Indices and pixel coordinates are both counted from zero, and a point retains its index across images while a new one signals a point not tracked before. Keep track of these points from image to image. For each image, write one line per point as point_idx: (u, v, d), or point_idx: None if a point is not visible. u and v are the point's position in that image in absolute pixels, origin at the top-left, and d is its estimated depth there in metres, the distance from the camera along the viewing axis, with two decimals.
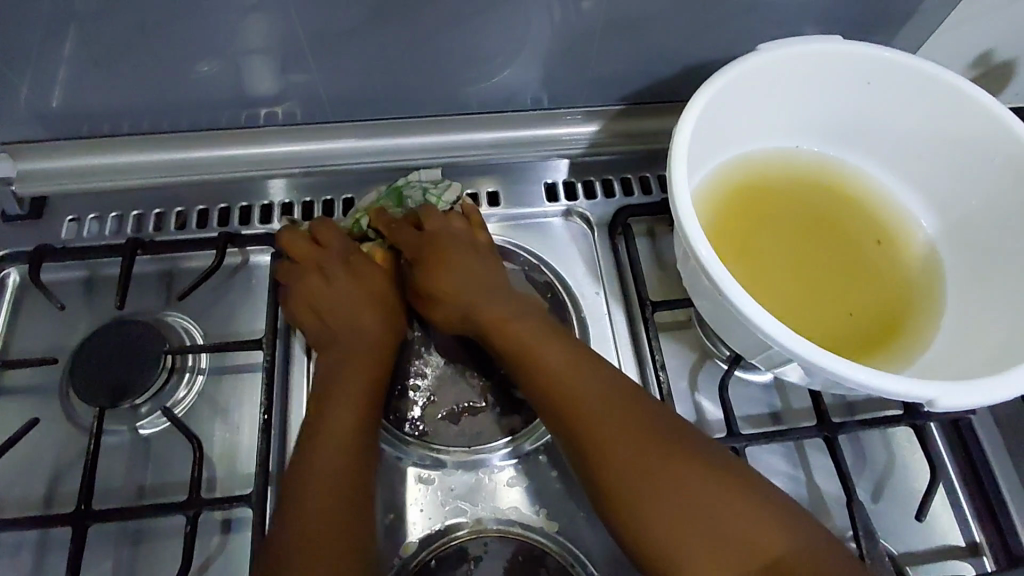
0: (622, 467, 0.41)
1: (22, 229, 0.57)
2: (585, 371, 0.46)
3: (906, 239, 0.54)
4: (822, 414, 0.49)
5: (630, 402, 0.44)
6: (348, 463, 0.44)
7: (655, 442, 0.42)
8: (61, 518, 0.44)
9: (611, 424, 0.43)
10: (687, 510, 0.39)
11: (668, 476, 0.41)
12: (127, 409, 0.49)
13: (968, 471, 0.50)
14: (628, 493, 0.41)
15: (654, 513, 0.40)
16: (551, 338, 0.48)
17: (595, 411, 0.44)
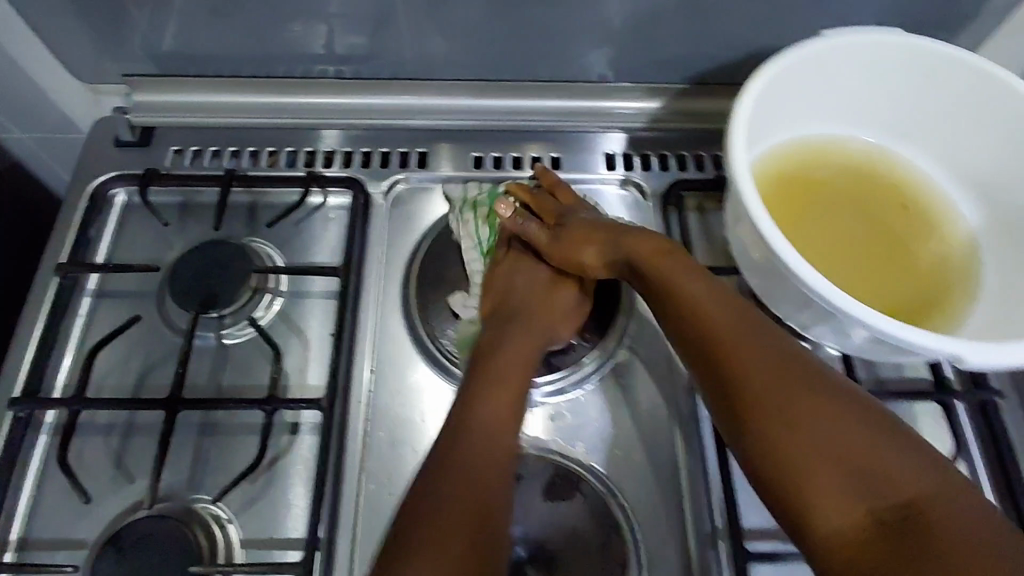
0: (788, 409, 0.39)
1: (131, 153, 0.63)
2: (726, 310, 0.44)
3: (950, 221, 0.56)
4: (854, 382, 0.52)
5: (796, 367, 0.41)
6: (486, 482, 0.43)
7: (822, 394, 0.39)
8: (156, 403, 0.49)
9: (754, 364, 0.41)
10: (835, 446, 0.37)
11: (810, 421, 0.38)
12: (213, 318, 0.55)
13: (991, 453, 0.53)
14: (782, 432, 0.38)
15: (795, 452, 0.38)
16: (719, 301, 0.44)
17: (748, 353, 0.41)
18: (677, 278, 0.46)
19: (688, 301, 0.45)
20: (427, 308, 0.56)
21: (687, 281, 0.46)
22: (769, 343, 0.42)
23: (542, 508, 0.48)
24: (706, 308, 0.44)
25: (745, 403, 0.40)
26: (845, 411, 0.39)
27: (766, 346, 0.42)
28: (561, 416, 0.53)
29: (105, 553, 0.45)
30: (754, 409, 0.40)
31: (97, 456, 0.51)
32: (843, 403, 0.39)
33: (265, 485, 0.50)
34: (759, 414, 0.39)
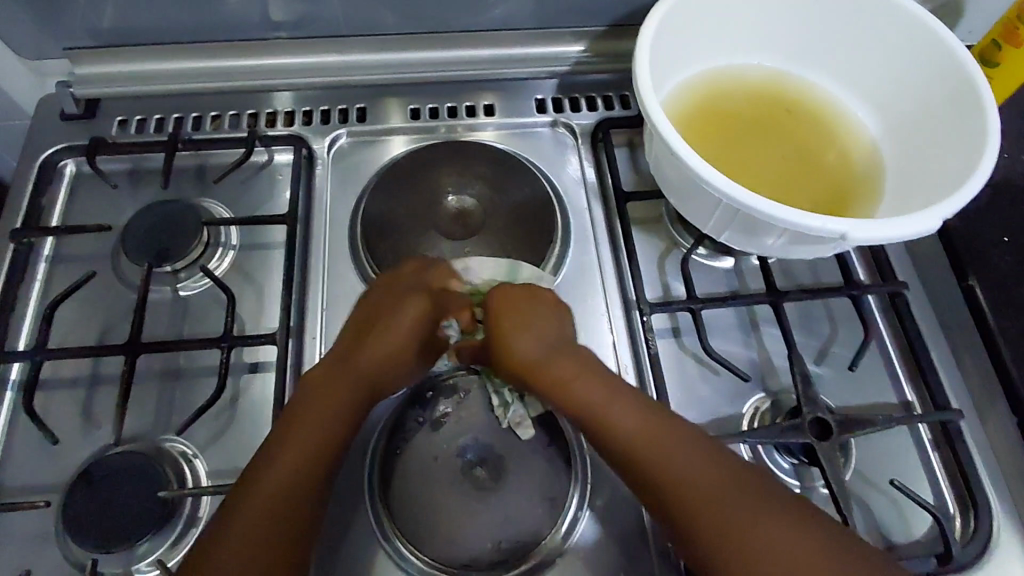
0: (725, 524, 0.40)
1: (78, 125, 0.65)
2: (618, 403, 0.45)
3: (851, 134, 0.61)
4: (771, 284, 0.57)
5: (715, 464, 0.42)
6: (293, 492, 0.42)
7: (765, 499, 0.41)
8: (116, 349, 0.52)
9: (681, 474, 0.42)
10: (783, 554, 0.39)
11: (779, 532, 0.40)
12: (168, 272, 0.57)
13: (901, 340, 0.58)
14: (726, 531, 0.40)
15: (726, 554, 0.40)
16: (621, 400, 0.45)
17: (654, 455, 0.43)
18: (590, 390, 0.45)
19: (595, 404, 0.45)
20: (374, 244, 0.58)
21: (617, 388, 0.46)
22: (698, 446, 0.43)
23: (490, 416, 0.51)
24: (607, 413, 0.45)
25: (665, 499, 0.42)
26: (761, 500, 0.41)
27: (673, 448, 0.43)
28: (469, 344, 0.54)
29: (76, 488, 0.47)
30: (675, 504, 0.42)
31: (64, 406, 0.54)
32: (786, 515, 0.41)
33: (228, 420, 0.53)
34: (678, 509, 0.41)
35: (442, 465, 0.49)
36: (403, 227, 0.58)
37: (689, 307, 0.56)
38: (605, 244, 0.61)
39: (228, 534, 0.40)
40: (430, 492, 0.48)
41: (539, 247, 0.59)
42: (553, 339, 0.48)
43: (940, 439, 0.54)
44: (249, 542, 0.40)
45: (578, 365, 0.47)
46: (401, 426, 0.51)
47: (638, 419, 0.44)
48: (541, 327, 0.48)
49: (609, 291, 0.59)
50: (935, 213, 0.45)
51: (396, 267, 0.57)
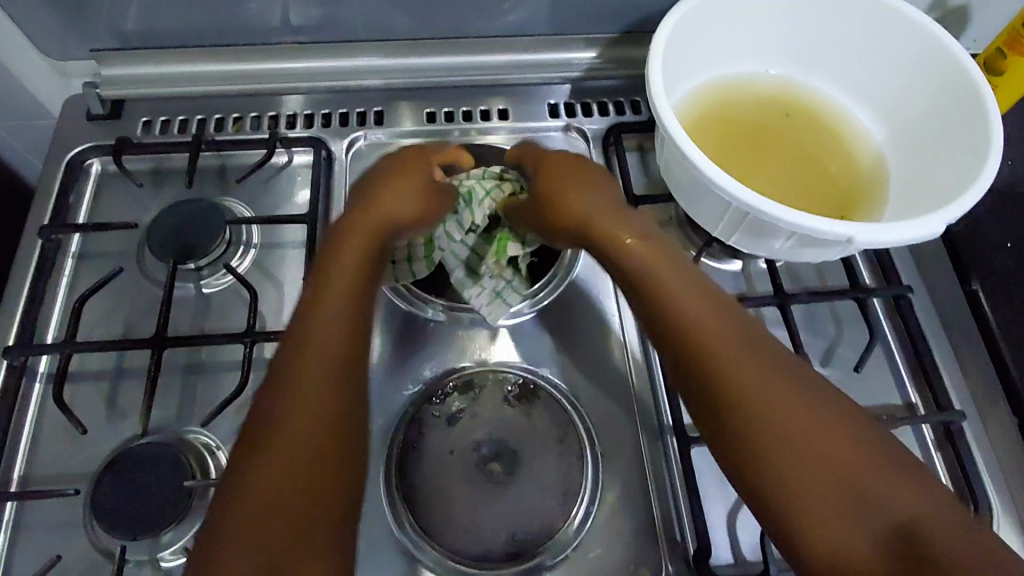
0: (789, 437, 0.39)
1: (104, 126, 0.67)
2: (699, 298, 0.44)
3: (857, 140, 0.63)
4: (778, 287, 0.58)
5: (787, 376, 0.41)
6: (322, 428, 0.40)
7: (829, 413, 0.40)
8: (142, 342, 0.53)
9: (762, 385, 0.40)
10: (842, 473, 0.38)
11: (836, 441, 0.39)
12: (192, 269, 0.59)
13: (906, 342, 0.59)
14: (757, 410, 0.40)
15: (781, 450, 0.39)
16: (696, 290, 0.44)
17: (727, 351, 0.42)
18: (686, 300, 0.44)
19: (669, 290, 0.44)
20: None
21: (722, 307, 0.44)
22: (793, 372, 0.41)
23: (503, 412, 0.52)
24: (685, 309, 0.43)
25: (738, 391, 0.40)
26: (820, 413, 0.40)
27: (745, 351, 0.42)
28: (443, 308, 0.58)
29: (104, 477, 0.49)
30: (731, 403, 0.40)
31: (90, 398, 0.55)
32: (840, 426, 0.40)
33: (249, 413, 0.54)
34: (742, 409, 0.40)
35: (456, 458, 0.51)
36: None
37: None
38: None
39: (261, 470, 0.38)
40: (444, 485, 0.50)
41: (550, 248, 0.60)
42: (661, 263, 0.46)
43: (944, 439, 0.55)
44: (278, 471, 0.38)
45: (683, 279, 0.45)
46: (417, 421, 0.52)
47: (713, 315, 0.43)
48: (658, 254, 0.46)
49: None
50: (940, 217, 0.46)
51: None
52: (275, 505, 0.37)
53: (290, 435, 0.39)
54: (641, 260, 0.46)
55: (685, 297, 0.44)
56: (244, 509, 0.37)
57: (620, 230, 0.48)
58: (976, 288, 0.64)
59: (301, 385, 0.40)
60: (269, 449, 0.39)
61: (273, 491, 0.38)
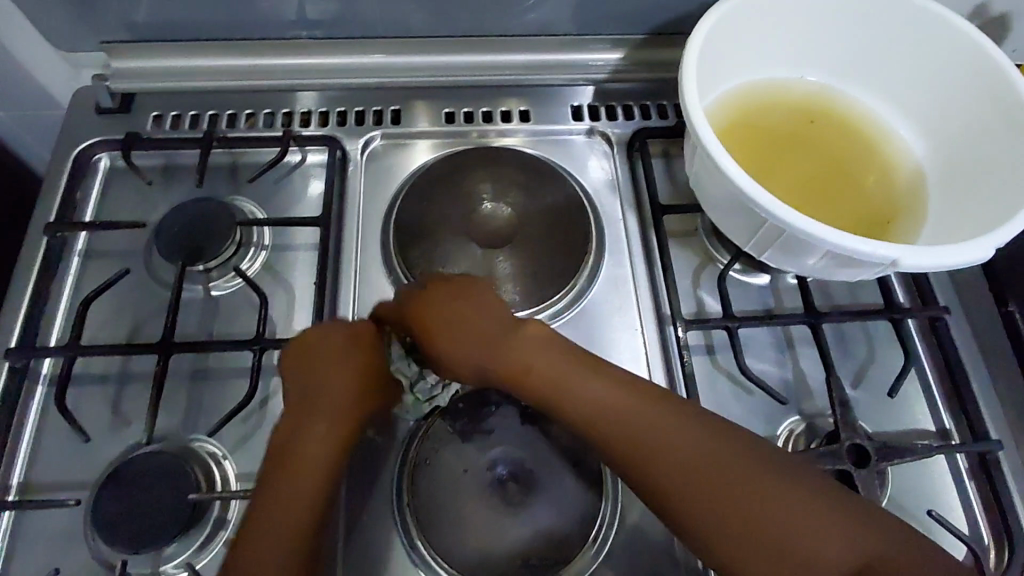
0: (703, 499, 0.39)
1: (113, 120, 0.65)
2: (596, 379, 0.43)
3: (895, 152, 0.60)
4: (810, 304, 0.56)
5: (720, 450, 0.40)
6: (315, 481, 0.41)
7: (774, 481, 0.39)
8: (148, 347, 0.51)
9: (659, 436, 0.40)
10: (768, 538, 0.38)
11: (795, 511, 0.38)
12: (200, 271, 0.57)
13: (941, 365, 0.56)
14: (701, 502, 0.39)
15: (735, 539, 0.38)
16: (613, 386, 0.43)
17: (654, 446, 0.40)
18: (595, 382, 0.43)
19: (578, 384, 0.43)
20: (407, 250, 0.57)
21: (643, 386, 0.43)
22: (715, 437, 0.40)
23: (521, 430, 0.50)
24: (598, 398, 0.42)
25: (674, 489, 0.40)
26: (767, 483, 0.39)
27: (666, 438, 0.40)
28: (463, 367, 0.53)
29: (106, 487, 0.47)
30: (671, 499, 0.40)
31: (94, 403, 0.54)
32: (800, 492, 0.38)
33: (257, 423, 0.53)
34: (683, 505, 0.39)
35: (471, 478, 0.49)
36: (438, 234, 0.57)
37: (724, 324, 0.54)
38: (641, 257, 0.60)
39: (260, 520, 0.39)
40: (459, 505, 0.48)
41: (573, 258, 0.58)
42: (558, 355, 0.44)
43: (978, 469, 0.53)
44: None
45: (570, 361, 0.44)
46: (431, 437, 0.50)
47: (621, 403, 0.42)
48: (488, 341, 0.45)
49: (642, 304, 0.59)
50: (988, 243, 0.44)
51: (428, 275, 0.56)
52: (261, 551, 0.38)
53: (293, 485, 0.40)
54: (573, 383, 0.43)
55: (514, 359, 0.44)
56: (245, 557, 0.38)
57: (522, 328, 0.46)
58: (1012, 310, 0.60)
59: (271, 495, 0.40)
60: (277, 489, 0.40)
61: (273, 537, 0.39)
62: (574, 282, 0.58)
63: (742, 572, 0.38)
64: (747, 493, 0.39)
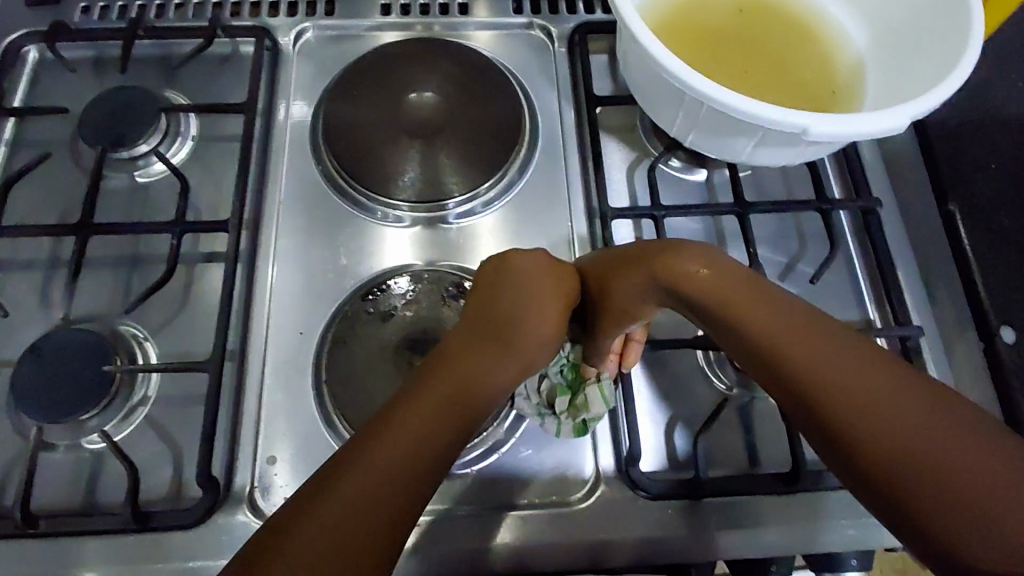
0: (917, 438, 0.29)
1: (40, 10, 0.63)
2: (778, 306, 0.35)
3: (836, 42, 0.59)
4: (738, 195, 0.55)
5: (918, 382, 0.31)
6: (382, 512, 0.31)
7: (971, 419, 0.30)
8: (66, 228, 0.51)
9: (844, 372, 0.32)
10: (965, 453, 0.28)
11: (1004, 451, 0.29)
12: (125, 158, 0.56)
13: (869, 256, 0.56)
14: (894, 442, 0.30)
15: (942, 491, 0.28)
16: (760, 295, 0.36)
17: (880, 375, 0.31)
18: (750, 303, 0.35)
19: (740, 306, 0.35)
20: (334, 141, 0.56)
21: (743, 277, 0.37)
22: (858, 343, 0.33)
23: (439, 314, 0.51)
24: (771, 322, 0.34)
25: (860, 433, 0.30)
26: (958, 412, 0.30)
27: (904, 379, 0.31)
28: (388, 289, 0.52)
29: (25, 361, 0.48)
30: (864, 448, 0.30)
31: (23, 287, 0.54)
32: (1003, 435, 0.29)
33: (181, 306, 0.53)
34: (866, 451, 0.30)
35: (386, 354, 0.49)
36: (365, 122, 0.56)
37: (651, 213, 0.54)
38: (575, 152, 0.59)
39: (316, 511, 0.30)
40: (371, 381, 0.49)
41: (504, 148, 0.57)
42: (695, 253, 0.38)
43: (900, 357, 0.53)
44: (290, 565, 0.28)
45: (642, 263, 0.40)
46: (348, 319, 0.51)
47: (806, 325, 0.34)
48: (634, 262, 0.40)
49: (574, 195, 0.58)
50: (903, 112, 0.42)
51: (355, 164, 0.56)
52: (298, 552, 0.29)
53: (363, 499, 0.31)
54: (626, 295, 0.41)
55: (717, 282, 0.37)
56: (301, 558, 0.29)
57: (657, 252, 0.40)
58: (952, 210, 0.61)
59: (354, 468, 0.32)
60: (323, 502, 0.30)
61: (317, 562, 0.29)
62: (506, 171, 0.57)
63: (962, 541, 0.27)
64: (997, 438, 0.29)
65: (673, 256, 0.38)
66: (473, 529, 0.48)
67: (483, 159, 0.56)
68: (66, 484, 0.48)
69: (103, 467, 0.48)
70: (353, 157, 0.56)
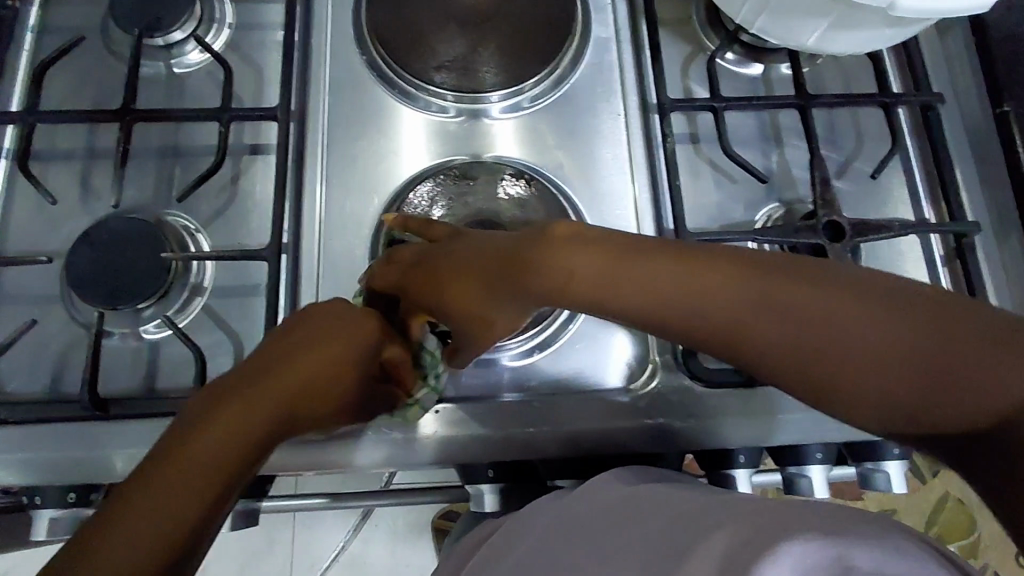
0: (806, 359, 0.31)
1: None
2: (585, 245, 0.35)
3: None
4: (801, 87, 0.53)
5: (749, 287, 0.32)
6: (238, 455, 0.32)
7: (810, 289, 0.31)
8: (109, 115, 0.49)
9: (683, 290, 0.33)
10: (811, 343, 0.30)
11: (858, 317, 0.29)
12: (163, 45, 0.54)
13: (928, 154, 0.55)
14: (794, 368, 0.31)
15: (860, 383, 0.30)
16: (590, 254, 0.35)
17: (736, 319, 0.32)
18: (563, 252, 0.35)
19: (545, 262, 0.36)
20: (380, 28, 0.54)
21: (635, 243, 0.35)
22: (678, 268, 0.33)
23: (497, 207, 0.50)
24: (589, 267, 0.35)
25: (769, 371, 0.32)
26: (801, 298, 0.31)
27: (753, 301, 0.31)
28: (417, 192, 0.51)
29: (79, 248, 0.47)
30: (786, 377, 0.32)
31: (63, 177, 0.52)
32: (840, 291, 0.30)
33: (230, 199, 0.52)
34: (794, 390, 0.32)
35: None
36: (415, 9, 0.54)
37: (709, 105, 0.53)
38: (629, 45, 0.57)
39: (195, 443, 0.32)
40: None
41: (556, 39, 0.55)
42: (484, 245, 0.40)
43: (953, 253, 0.53)
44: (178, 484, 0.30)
45: (561, 248, 0.35)
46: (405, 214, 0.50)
47: (617, 257, 0.34)
48: (482, 272, 0.39)
49: (629, 88, 0.56)
50: None
51: (405, 53, 0.54)
52: (207, 475, 0.31)
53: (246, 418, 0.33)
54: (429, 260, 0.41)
55: (632, 272, 0.34)
56: (192, 466, 0.31)
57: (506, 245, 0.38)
58: (1007, 111, 0.59)
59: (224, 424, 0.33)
60: (202, 437, 0.32)
61: (197, 510, 0.30)
62: (557, 61, 0.55)
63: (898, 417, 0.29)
64: (842, 306, 0.30)
65: (547, 241, 0.36)
66: (534, 414, 0.48)
67: (535, 48, 0.55)
68: (128, 371, 0.48)
69: (164, 356, 0.48)
70: (403, 45, 0.54)
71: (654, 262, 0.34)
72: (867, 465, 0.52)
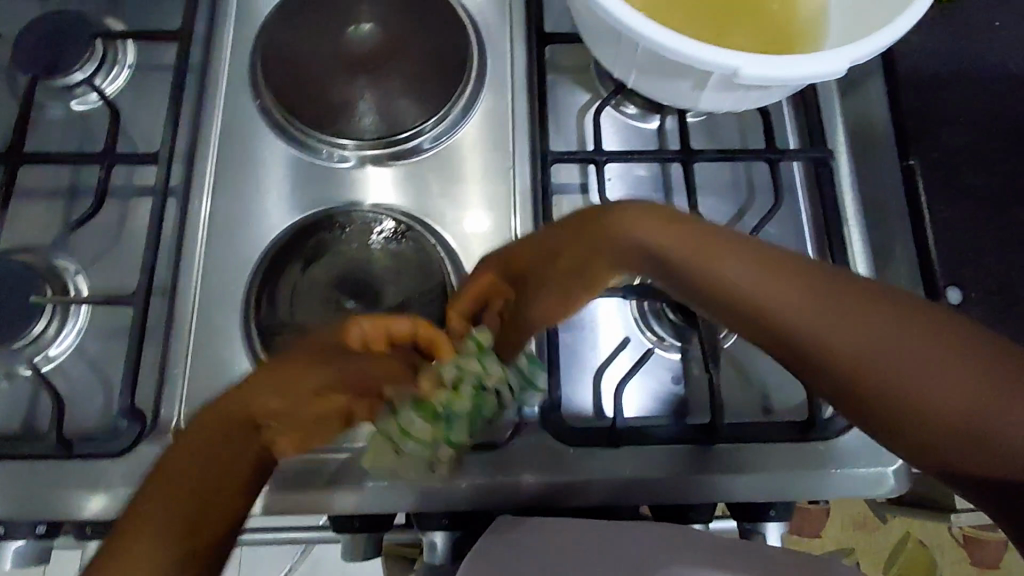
0: (894, 398, 0.32)
1: None
2: (677, 238, 0.35)
3: None
4: (684, 142, 0.53)
5: (853, 309, 0.33)
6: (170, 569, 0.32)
7: (909, 329, 0.32)
8: None
9: (783, 299, 0.33)
10: (905, 382, 0.32)
11: (935, 364, 0.31)
12: (61, 86, 0.55)
13: (817, 210, 0.55)
14: (888, 398, 0.32)
15: (935, 425, 0.32)
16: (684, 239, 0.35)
17: (831, 345, 0.33)
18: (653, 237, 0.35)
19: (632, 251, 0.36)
20: (271, 75, 0.55)
21: (761, 248, 0.34)
22: (781, 277, 0.34)
23: (371, 257, 0.50)
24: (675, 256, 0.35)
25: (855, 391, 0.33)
26: (899, 326, 0.32)
27: (854, 323, 0.32)
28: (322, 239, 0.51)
29: None
30: (862, 407, 0.33)
31: None
32: (931, 336, 0.32)
33: (115, 241, 0.53)
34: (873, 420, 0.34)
35: (315, 297, 0.49)
36: (306, 56, 0.55)
37: (589, 158, 0.52)
38: (524, 93, 0.57)
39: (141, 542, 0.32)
40: (300, 323, 0.49)
41: (447, 87, 0.55)
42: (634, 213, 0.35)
43: None
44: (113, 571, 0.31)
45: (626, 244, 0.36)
46: (275, 266, 0.50)
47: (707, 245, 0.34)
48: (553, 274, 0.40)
49: (520, 137, 0.56)
50: (841, 57, 0.40)
51: (293, 100, 0.54)
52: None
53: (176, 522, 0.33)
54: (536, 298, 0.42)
55: (728, 273, 0.34)
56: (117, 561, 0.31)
57: (694, 224, 0.35)
58: (913, 164, 0.57)
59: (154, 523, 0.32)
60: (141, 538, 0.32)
61: None
62: (447, 109, 0.55)
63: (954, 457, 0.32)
64: (930, 358, 0.31)
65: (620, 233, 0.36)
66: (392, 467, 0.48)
67: (424, 96, 0.55)
68: (3, 412, 0.49)
69: (35, 395, 0.49)
70: (292, 92, 0.54)
71: (758, 263, 0.34)
72: (746, 524, 0.51)
